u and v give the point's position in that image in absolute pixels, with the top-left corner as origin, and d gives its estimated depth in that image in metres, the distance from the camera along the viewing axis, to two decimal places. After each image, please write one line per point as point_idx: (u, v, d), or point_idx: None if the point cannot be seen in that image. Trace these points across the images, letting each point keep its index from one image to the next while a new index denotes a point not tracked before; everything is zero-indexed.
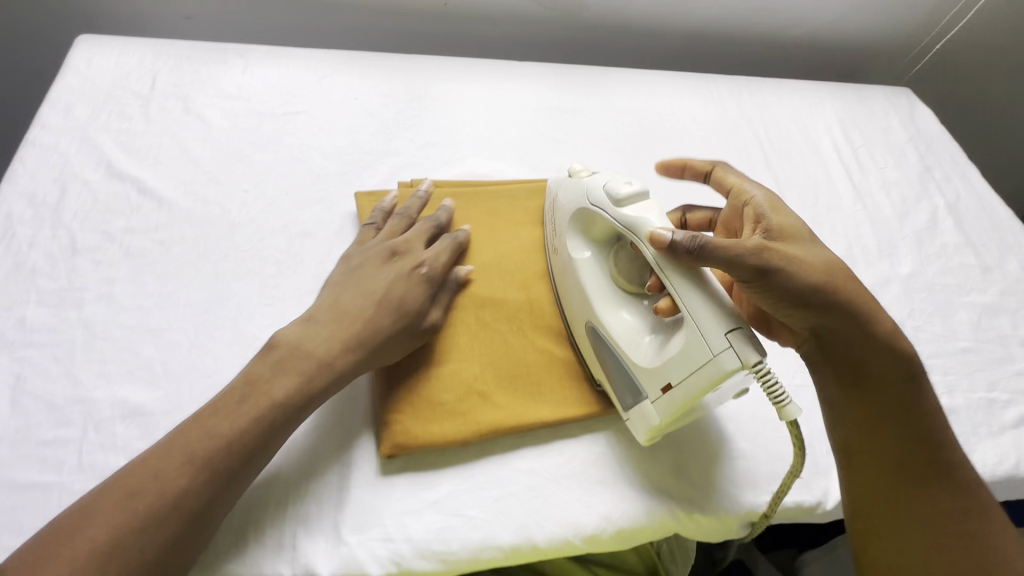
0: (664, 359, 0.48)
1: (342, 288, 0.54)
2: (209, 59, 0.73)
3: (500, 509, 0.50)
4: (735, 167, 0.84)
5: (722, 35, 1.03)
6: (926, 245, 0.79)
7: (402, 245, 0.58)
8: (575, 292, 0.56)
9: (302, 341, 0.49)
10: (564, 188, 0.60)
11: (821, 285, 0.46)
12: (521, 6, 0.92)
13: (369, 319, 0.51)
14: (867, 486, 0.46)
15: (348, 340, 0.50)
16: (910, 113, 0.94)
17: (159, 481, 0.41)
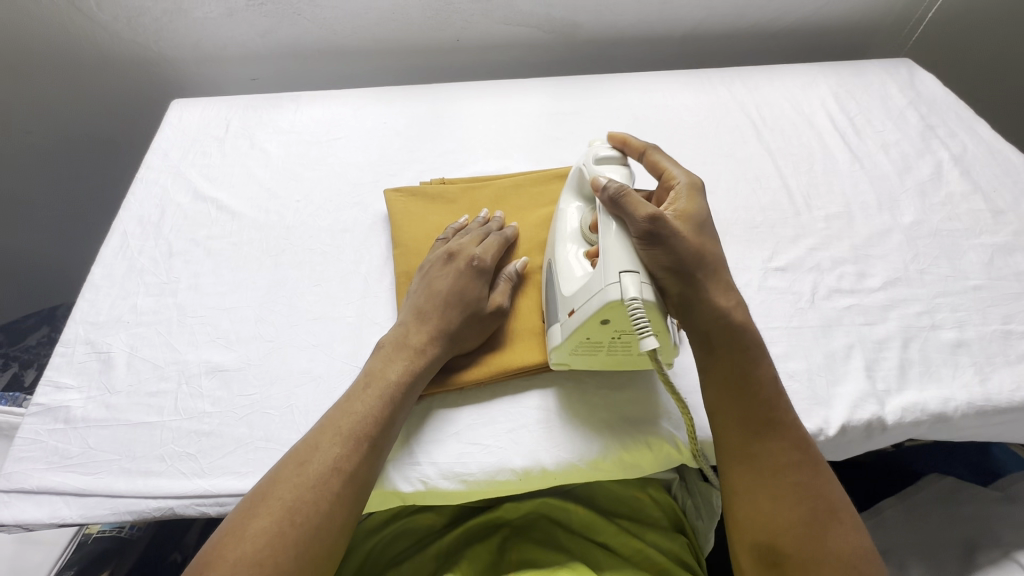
0: (575, 290, 0.55)
1: (426, 291, 0.63)
2: (268, 106, 0.91)
3: (512, 439, 0.58)
4: (730, 144, 0.89)
5: (716, 33, 1.07)
6: (931, 196, 0.81)
7: (457, 248, 0.66)
8: (552, 238, 0.64)
9: (403, 337, 0.59)
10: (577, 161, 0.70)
11: (689, 256, 0.52)
12: (523, 34, 1.02)
13: (449, 311, 0.61)
14: (724, 448, 0.53)
15: (437, 330, 0.60)
16: (909, 81, 0.99)
17: (321, 449, 0.50)
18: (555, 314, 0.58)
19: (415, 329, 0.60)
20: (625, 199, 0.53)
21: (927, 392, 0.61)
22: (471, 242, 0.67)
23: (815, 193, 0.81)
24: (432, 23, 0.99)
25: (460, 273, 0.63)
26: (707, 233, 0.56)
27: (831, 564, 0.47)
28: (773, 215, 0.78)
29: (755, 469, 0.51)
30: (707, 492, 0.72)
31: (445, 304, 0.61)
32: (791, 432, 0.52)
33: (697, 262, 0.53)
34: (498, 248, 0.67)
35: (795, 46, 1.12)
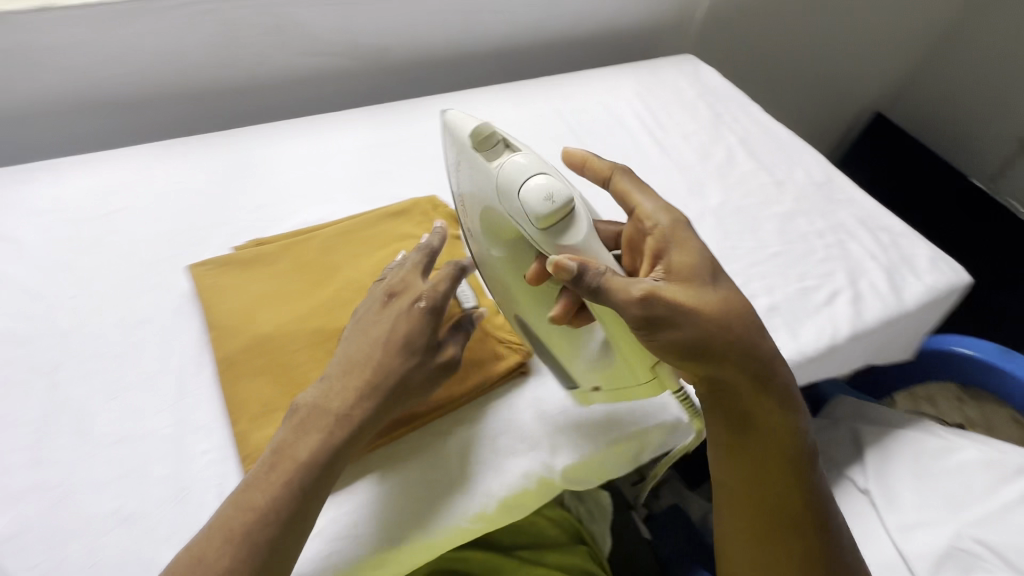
0: (603, 367, 0.57)
1: (354, 340, 0.54)
2: (12, 182, 0.73)
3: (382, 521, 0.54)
4: (554, 153, 0.92)
5: (526, 46, 1.10)
6: (728, 177, 0.91)
7: (398, 283, 0.57)
8: (501, 283, 0.61)
9: (325, 398, 0.51)
10: (452, 141, 0.57)
11: (707, 332, 0.49)
12: (330, 63, 0.96)
13: (378, 365, 0.52)
14: (744, 506, 0.56)
15: (364, 387, 0.52)
16: (694, 76, 1.11)
17: (205, 564, 0.43)
18: (564, 375, 0.62)
19: (342, 381, 0.52)
20: (609, 278, 0.47)
21: None
22: (417, 272, 0.58)
23: None
24: (219, 61, 0.87)
25: (400, 314, 0.54)
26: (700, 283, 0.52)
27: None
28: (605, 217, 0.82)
29: (752, 494, 0.55)
30: (594, 493, 0.78)
31: (376, 356, 0.53)
32: (781, 466, 0.54)
33: (716, 334, 0.50)
34: (451, 278, 0.56)
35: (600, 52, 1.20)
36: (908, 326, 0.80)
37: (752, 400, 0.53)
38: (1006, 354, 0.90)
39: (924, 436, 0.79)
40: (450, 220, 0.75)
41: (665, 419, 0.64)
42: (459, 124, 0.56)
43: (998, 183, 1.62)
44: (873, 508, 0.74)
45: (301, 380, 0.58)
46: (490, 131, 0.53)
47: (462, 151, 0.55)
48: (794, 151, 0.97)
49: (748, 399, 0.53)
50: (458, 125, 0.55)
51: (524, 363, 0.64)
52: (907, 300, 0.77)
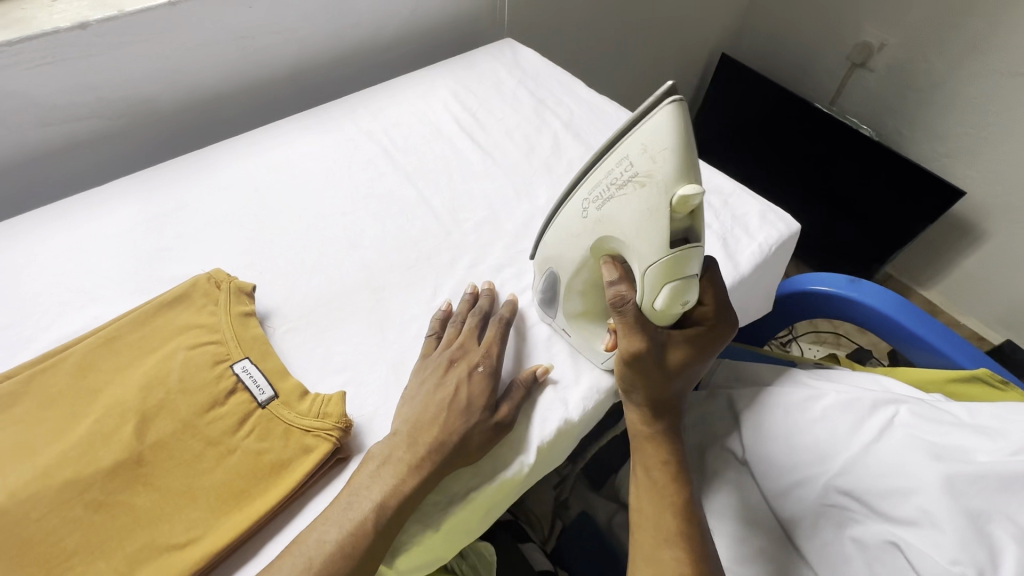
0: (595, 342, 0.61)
1: (424, 401, 0.56)
2: None
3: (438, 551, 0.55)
4: (366, 181, 0.83)
5: (325, 63, 0.99)
6: (556, 167, 0.86)
7: (457, 350, 0.60)
8: (564, 229, 0.55)
9: (413, 445, 0.53)
10: (648, 136, 0.42)
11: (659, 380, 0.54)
12: (78, 129, 0.80)
13: (446, 424, 0.54)
14: (642, 522, 0.54)
15: (435, 443, 0.53)
16: (513, 61, 1.04)
17: None
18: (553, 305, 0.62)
19: (415, 436, 0.53)
20: (634, 314, 0.51)
21: (600, 366, 0.64)
22: (472, 336, 0.62)
23: (461, 204, 0.80)
24: None
25: (466, 377, 0.58)
26: (694, 364, 0.56)
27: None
28: (426, 245, 0.75)
29: (640, 499, 0.56)
30: (476, 547, 0.71)
31: (441, 417, 0.55)
32: (673, 483, 0.55)
33: (664, 390, 0.55)
34: (498, 340, 0.62)
35: (415, 53, 1.10)
36: (751, 286, 0.78)
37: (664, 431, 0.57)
38: (854, 283, 0.92)
39: (789, 390, 0.78)
40: (239, 295, 0.64)
41: (512, 471, 0.56)
42: (676, 143, 0.40)
43: (839, 101, 1.68)
44: (752, 476, 0.74)
45: (51, 554, 0.47)
46: (694, 202, 0.41)
47: (655, 185, 0.42)
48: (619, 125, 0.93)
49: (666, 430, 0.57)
50: (684, 149, 0.41)
51: (340, 448, 0.56)
52: (743, 263, 0.75)
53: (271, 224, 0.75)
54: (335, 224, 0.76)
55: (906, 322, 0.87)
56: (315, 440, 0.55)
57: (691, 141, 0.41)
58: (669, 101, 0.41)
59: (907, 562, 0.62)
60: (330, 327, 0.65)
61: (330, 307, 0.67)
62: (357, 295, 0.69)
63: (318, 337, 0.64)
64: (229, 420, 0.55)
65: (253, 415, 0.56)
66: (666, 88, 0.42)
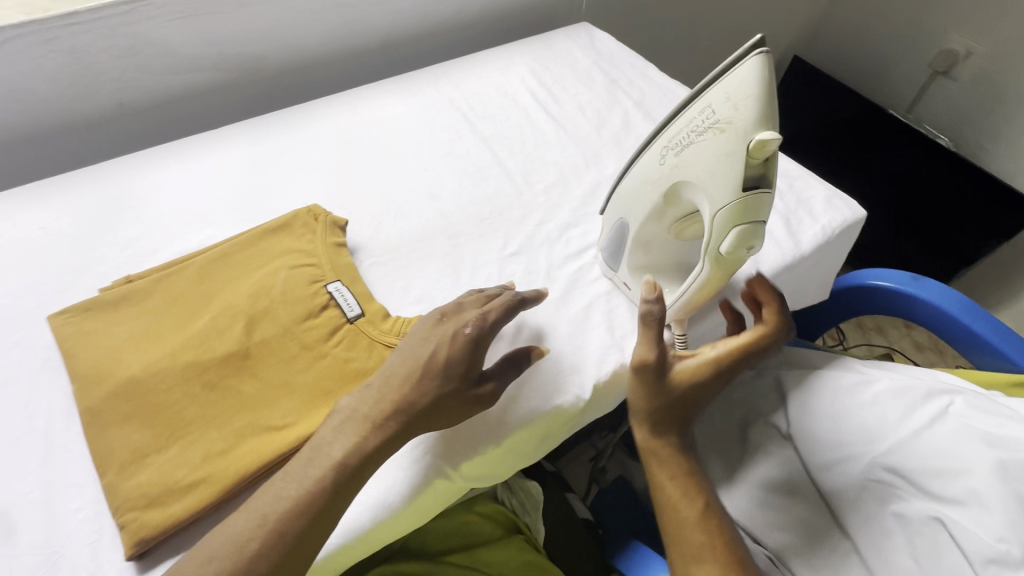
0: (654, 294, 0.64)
1: (402, 356, 0.55)
2: None
3: (494, 463, 0.59)
4: (446, 142, 0.89)
5: (413, 36, 1.06)
6: (624, 142, 0.90)
7: (451, 308, 0.58)
8: (633, 186, 0.59)
9: (375, 401, 0.52)
10: (733, 86, 0.45)
11: (670, 399, 0.59)
12: (199, 80, 0.91)
13: (413, 386, 0.53)
14: (673, 535, 0.56)
15: (400, 403, 0.52)
16: (589, 44, 1.08)
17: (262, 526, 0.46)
18: (618, 258, 0.66)
19: (382, 393, 0.53)
20: (656, 328, 0.59)
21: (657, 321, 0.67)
22: (478, 300, 0.60)
23: (533, 168, 0.85)
24: (74, 95, 0.82)
25: (450, 335, 0.55)
26: (716, 383, 0.60)
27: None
28: (498, 202, 0.80)
29: (664, 512, 0.58)
30: (525, 485, 0.77)
31: (412, 376, 0.53)
32: (689, 493, 0.58)
33: (673, 408, 0.60)
34: (500, 310, 0.58)
35: (495, 32, 1.16)
36: (811, 268, 0.79)
37: (670, 450, 0.60)
38: (917, 281, 0.91)
39: (840, 373, 0.79)
40: (333, 228, 0.72)
41: (567, 400, 0.61)
42: (760, 93, 0.43)
43: (916, 110, 1.63)
44: (796, 451, 0.75)
45: (172, 420, 0.55)
46: (770, 148, 0.44)
47: (733, 132, 0.45)
48: None
49: (673, 450, 0.60)
50: (766, 98, 0.43)
51: None
52: (804, 243, 0.76)
53: (362, 174, 0.83)
54: (416, 177, 0.83)
55: (971, 322, 0.86)
56: None
57: (774, 91, 0.44)
58: (756, 52, 0.44)
59: (950, 539, 0.63)
60: (409, 264, 0.72)
61: (410, 248, 0.74)
62: (436, 240, 0.75)
63: (399, 272, 0.71)
64: (321, 331, 0.62)
65: (341, 329, 0.63)
66: (752, 43, 0.45)
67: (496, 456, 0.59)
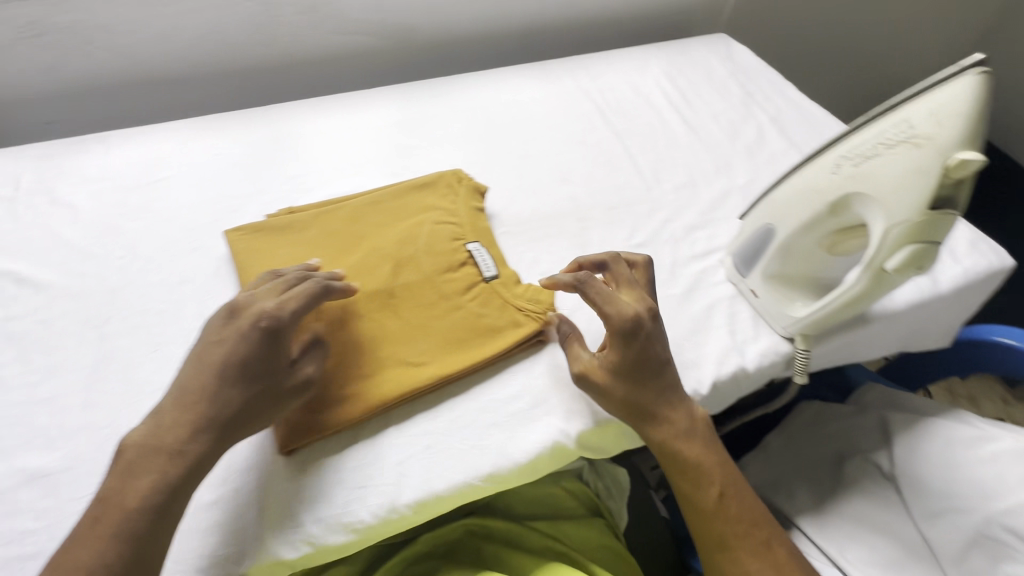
0: (786, 305, 0.65)
1: (193, 363, 0.52)
2: (70, 153, 0.79)
3: (615, 437, 0.61)
4: (579, 131, 0.92)
5: (554, 27, 1.10)
6: (757, 155, 0.89)
7: (246, 302, 0.55)
8: (792, 193, 0.59)
9: (160, 426, 0.49)
10: (941, 103, 0.47)
11: (621, 399, 0.57)
12: (359, 43, 0.97)
13: (210, 391, 0.50)
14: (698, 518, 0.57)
15: (178, 423, 0.49)
16: (726, 55, 1.08)
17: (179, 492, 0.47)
18: (754, 264, 0.67)
19: (174, 410, 0.49)
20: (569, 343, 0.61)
21: (782, 333, 0.67)
22: (277, 290, 0.56)
23: (663, 167, 0.86)
24: (255, 41, 0.90)
25: (242, 330, 0.52)
26: (653, 338, 0.58)
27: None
28: (627, 194, 0.82)
29: (690, 494, 0.58)
30: (611, 469, 0.78)
31: (215, 375, 0.51)
32: (711, 474, 0.58)
33: (632, 401, 0.57)
34: (298, 303, 0.55)
35: (629, 33, 1.18)
36: (945, 309, 0.76)
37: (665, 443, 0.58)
38: None
39: (957, 424, 0.75)
40: (474, 193, 0.76)
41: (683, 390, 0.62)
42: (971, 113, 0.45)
43: None
44: (897, 494, 0.74)
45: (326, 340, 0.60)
46: (969, 169, 0.45)
47: (933, 147, 0.46)
48: (827, 130, 0.94)
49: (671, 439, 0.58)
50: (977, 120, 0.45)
51: (543, 331, 0.64)
52: (943, 283, 0.73)
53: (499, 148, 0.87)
54: (550, 159, 0.86)
55: None
56: (525, 318, 0.64)
57: (983, 114, 0.46)
58: (974, 74, 0.45)
59: None
60: (539, 239, 0.75)
61: (541, 225, 0.77)
62: (565, 220, 0.78)
63: (529, 243, 0.75)
64: (459, 284, 0.66)
65: (477, 286, 0.67)
66: (968, 66, 0.47)
67: (620, 429, 0.61)
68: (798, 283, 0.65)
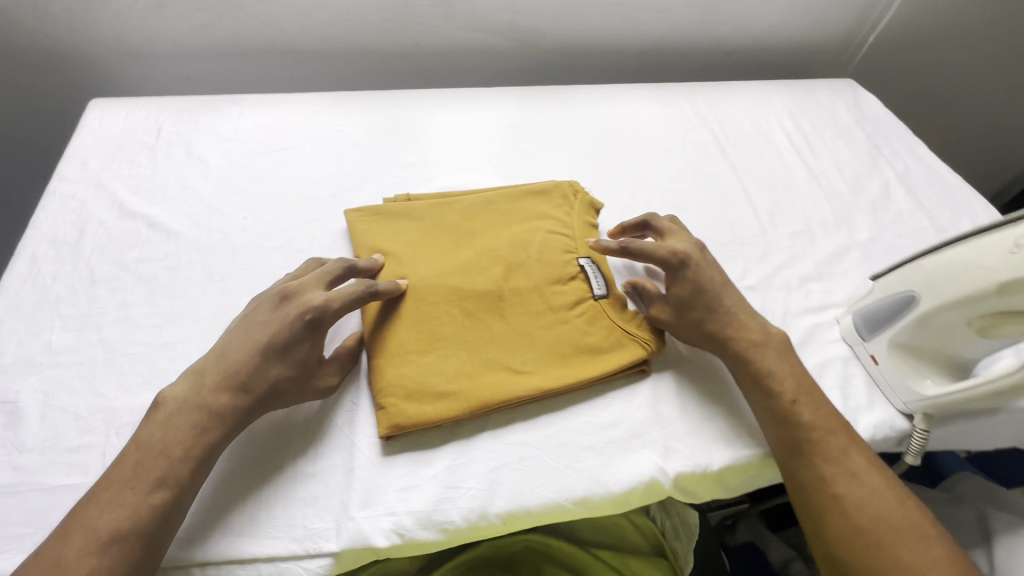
0: (913, 380, 0.61)
1: (242, 338, 0.54)
2: (207, 111, 0.83)
3: (709, 485, 0.59)
4: (694, 160, 0.89)
5: (675, 49, 1.08)
6: (881, 213, 0.85)
7: (294, 288, 0.57)
8: (948, 265, 0.56)
9: (201, 388, 0.51)
10: None
11: (694, 325, 0.62)
12: (485, 41, 0.98)
13: (251, 364, 0.52)
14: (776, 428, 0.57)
15: (213, 386, 0.51)
16: (854, 101, 1.03)
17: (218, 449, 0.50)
18: (882, 332, 0.63)
19: (206, 375, 0.52)
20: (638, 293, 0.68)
21: (898, 407, 0.63)
22: (321, 281, 0.59)
23: (779, 211, 0.83)
24: (389, 26, 0.92)
25: (290, 316, 0.54)
26: (705, 267, 0.65)
27: (827, 494, 0.53)
28: (741, 233, 0.79)
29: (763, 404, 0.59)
30: (682, 512, 0.69)
31: (255, 351, 0.53)
32: (792, 385, 0.59)
33: (704, 322, 0.62)
34: (351, 299, 0.57)
35: (748, 66, 1.15)
36: None
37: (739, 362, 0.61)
38: None
39: None
40: (589, 208, 0.74)
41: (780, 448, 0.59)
42: None
43: None
44: None
45: (434, 332, 0.61)
46: None
47: None
48: (959, 197, 0.88)
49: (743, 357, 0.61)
50: None
51: (646, 361, 0.63)
52: None
53: (612, 166, 0.86)
54: (663, 185, 0.84)
55: None
56: (631, 343, 0.63)
57: None
58: None
59: None
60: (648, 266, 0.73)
61: None
62: None
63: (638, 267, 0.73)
64: (569, 299, 0.65)
65: (587, 303, 0.65)
66: None
67: (715, 476, 0.58)
68: (928, 359, 0.61)
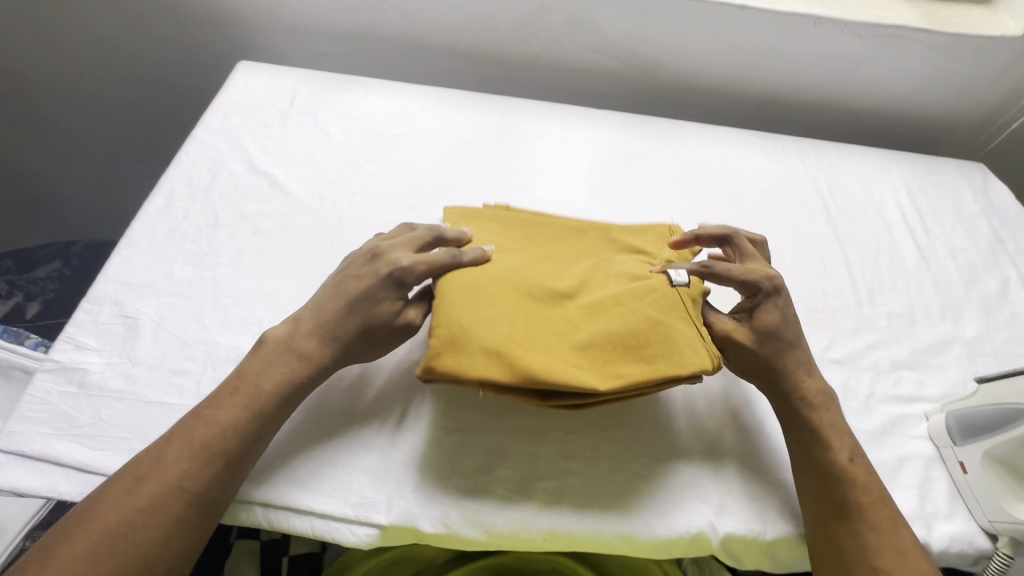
0: (1006, 499, 0.56)
1: (329, 283, 0.58)
2: (337, 88, 0.89)
3: (759, 553, 0.56)
4: (796, 219, 0.86)
5: (793, 101, 1.05)
6: (994, 313, 0.79)
7: (384, 248, 0.59)
8: None
9: (297, 332, 0.55)
10: None
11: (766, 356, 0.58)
12: (603, 64, 1.00)
13: (338, 318, 0.55)
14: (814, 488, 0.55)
15: (303, 332, 0.55)
16: (982, 188, 0.96)
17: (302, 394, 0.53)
18: (979, 439, 0.59)
19: (302, 325, 0.55)
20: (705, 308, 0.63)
21: (981, 524, 0.58)
22: (409, 244, 0.60)
23: (880, 288, 0.79)
24: (516, 36, 0.96)
25: (378, 273, 0.56)
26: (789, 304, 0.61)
27: (866, 565, 0.50)
28: (834, 302, 0.76)
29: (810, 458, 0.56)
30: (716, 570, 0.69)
31: (344, 306, 0.56)
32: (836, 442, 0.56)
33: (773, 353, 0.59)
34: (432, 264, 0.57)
35: (867, 130, 1.10)
36: None
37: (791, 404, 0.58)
38: None
39: None
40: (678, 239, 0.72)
41: None
42: None
43: None
44: None
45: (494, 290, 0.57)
46: None
47: None
48: None
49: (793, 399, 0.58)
50: None
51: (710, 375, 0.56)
52: None
53: (710, 209, 0.84)
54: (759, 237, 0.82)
55: None
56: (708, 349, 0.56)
57: None
58: None
59: None
60: None
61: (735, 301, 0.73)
62: None
63: None
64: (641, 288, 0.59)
65: (661, 292, 0.58)
66: None
67: (762, 544, 0.56)
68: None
